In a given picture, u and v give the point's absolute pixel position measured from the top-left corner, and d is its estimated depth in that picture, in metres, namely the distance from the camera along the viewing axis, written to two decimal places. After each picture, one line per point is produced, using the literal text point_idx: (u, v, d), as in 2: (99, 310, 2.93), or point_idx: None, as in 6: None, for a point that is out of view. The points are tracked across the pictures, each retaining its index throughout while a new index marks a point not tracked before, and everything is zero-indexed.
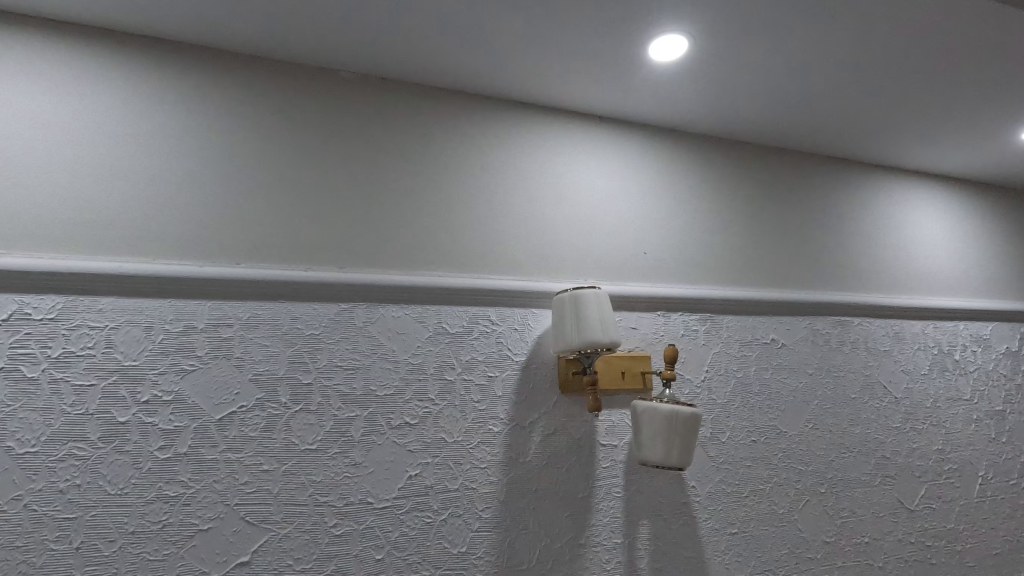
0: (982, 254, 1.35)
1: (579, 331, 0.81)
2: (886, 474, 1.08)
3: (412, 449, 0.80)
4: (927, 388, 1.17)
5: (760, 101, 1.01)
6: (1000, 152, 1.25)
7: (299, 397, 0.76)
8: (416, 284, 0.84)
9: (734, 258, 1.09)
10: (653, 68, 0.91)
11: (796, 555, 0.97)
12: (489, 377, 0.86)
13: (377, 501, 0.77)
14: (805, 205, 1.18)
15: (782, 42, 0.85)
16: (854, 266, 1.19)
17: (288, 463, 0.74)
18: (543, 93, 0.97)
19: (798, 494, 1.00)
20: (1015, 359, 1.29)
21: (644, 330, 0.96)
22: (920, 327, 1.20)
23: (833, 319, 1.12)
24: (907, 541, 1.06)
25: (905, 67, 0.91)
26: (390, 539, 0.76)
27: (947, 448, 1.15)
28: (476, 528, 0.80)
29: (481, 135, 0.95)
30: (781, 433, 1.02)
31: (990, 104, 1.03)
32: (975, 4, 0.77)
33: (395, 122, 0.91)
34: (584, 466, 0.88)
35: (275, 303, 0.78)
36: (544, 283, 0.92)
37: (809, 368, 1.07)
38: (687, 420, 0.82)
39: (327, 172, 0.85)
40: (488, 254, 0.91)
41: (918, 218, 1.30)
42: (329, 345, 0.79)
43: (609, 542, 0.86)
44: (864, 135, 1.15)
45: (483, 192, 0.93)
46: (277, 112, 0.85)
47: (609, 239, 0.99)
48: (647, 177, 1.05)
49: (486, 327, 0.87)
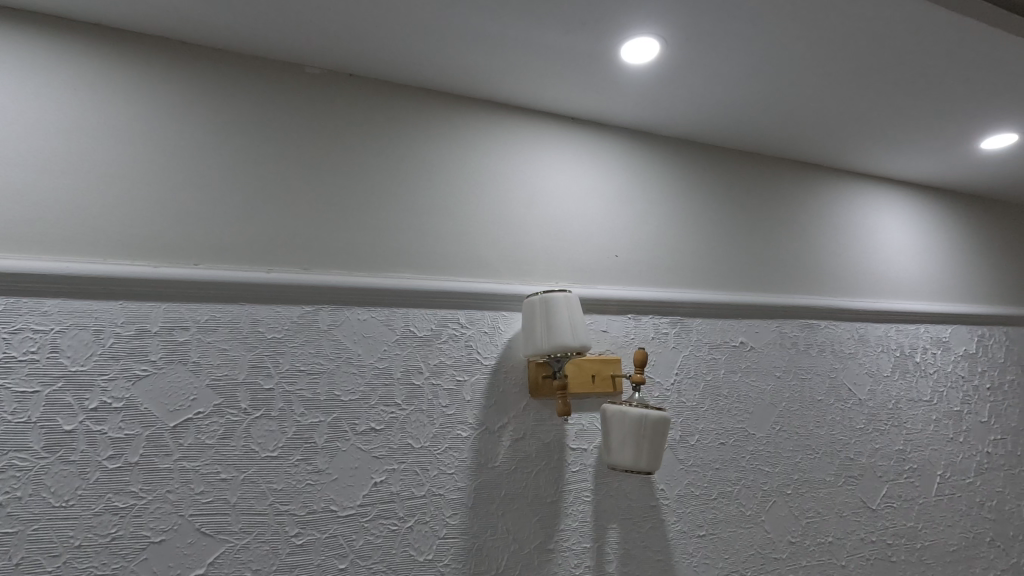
0: (943, 259, 1.39)
1: (550, 336, 0.80)
2: (849, 474, 1.10)
3: (378, 455, 0.78)
4: (889, 389, 1.19)
5: (731, 106, 1.02)
6: (960, 160, 1.28)
7: (260, 403, 0.74)
8: (383, 286, 0.82)
9: (704, 262, 1.10)
10: (626, 70, 0.90)
11: (763, 556, 0.98)
12: (458, 381, 0.85)
13: (341, 508, 0.75)
14: (773, 209, 1.19)
15: (754, 48, 0.85)
16: (820, 270, 1.21)
17: (247, 471, 0.71)
18: (515, 93, 0.96)
19: (765, 496, 1.01)
20: (972, 361, 1.33)
21: (615, 333, 0.96)
22: (884, 330, 1.23)
23: (801, 322, 1.14)
24: (869, 540, 1.08)
25: (872, 75, 0.93)
26: (354, 548, 0.74)
27: (908, 448, 1.18)
28: (444, 535, 0.79)
29: (453, 136, 0.94)
30: (749, 435, 1.03)
31: (952, 113, 1.06)
32: (938, 16, 0.79)
33: (362, 120, 0.88)
34: (554, 470, 0.87)
35: (234, 305, 0.75)
36: (515, 286, 0.91)
37: (777, 370, 1.09)
38: (656, 424, 0.82)
39: (291, 172, 0.83)
40: (458, 257, 0.89)
41: (882, 223, 1.32)
42: (292, 349, 0.77)
43: (578, 547, 0.86)
44: (832, 141, 1.17)
45: (454, 193, 0.92)
46: (239, 108, 0.82)
47: (580, 241, 0.99)
48: (618, 180, 1.05)
49: (455, 330, 0.86)
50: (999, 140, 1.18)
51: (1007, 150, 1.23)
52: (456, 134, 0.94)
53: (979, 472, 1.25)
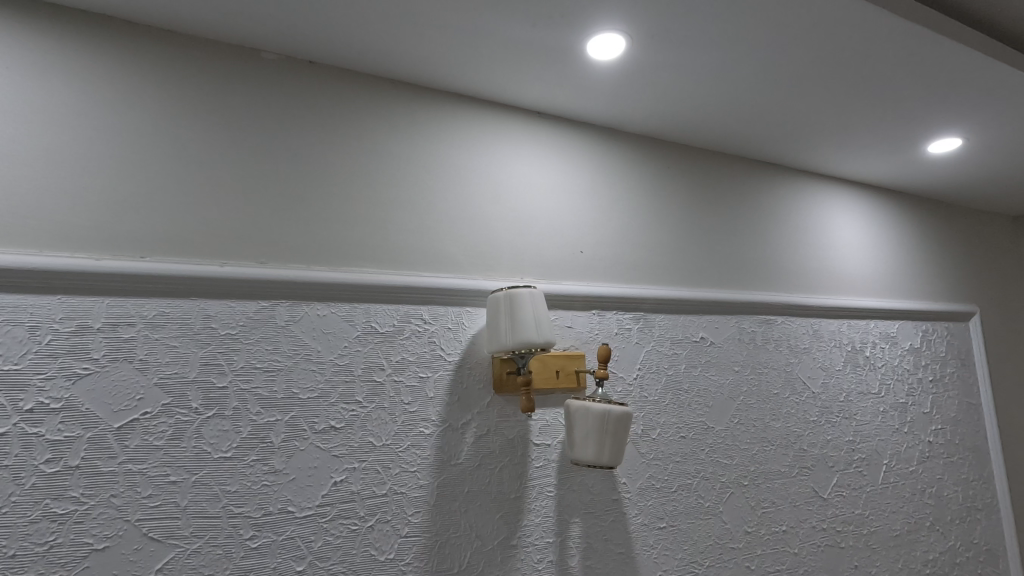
0: (892, 257, 1.44)
1: (515, 332, 0.80)
2: (802, 465, 1.14)
3: (338, 454, 0.76)
4: (840, 382, 1.24)
5: (695, 104, 1.03)
6: (910, 162, 1.33)
7: (212, 402, 0.71)
8: (344, 281, 0.80)
9: (667, 258, 1.11)
10: (592, 66, 0.90)
11: (720, 546, 1.00)
12: (421, 378, 0.83)
13: (299, 509, 0.73)
14: (734, 207, 1.22)
15: (716, 48, 0.86)
16: (778, 268, 1.24)
17: (199, 473, 0.69)
18: (481, 85, 0.95)
19: (723, 487, 1.03)
20: (917, 355, 1.39)
21: (579, 329, 0.97)
22: (836, 326, 1.27)
23: (759, 318, 1.17)
24: (820, 528, 1.12)
25: (829, 78, 0.95)
26: (312, 549, 0.73)
27: (857, 439, 1.23)
28: (405, 533, 0.78)
29: (418, 127, 0.92)
30: (708, 428, 1.05)
31: (904, 116, 1.10)
32: (891, 23, 0.81)
33: (323, 109, 0.86)
34: (517, 466, 0.87)
35: (185, 300, 0.72)
36: (479, 282, 0.90)
37: (736, 365, 1.11)
38: (619, 419, 0.83)
39: (248, 161, 0.79)
40: (421, 251, 0.88)
41: (836, 222, 1.37)
42: (246, 346, 0.74)
43: (541, 542, 0.86)
44: (791, 141, 1.19)
45: (418, 186, 0.90)
46: (193, 94, 0.78)
47: (546, 236, 0.99)
48: (584, 176, 1.05)
49: (418, 326, 0.84)
50: (944, 144, 1.24)
51: (951, 154, 1.29)
52: (420, 126, 0.92)
53: (921, 461, 1.32)
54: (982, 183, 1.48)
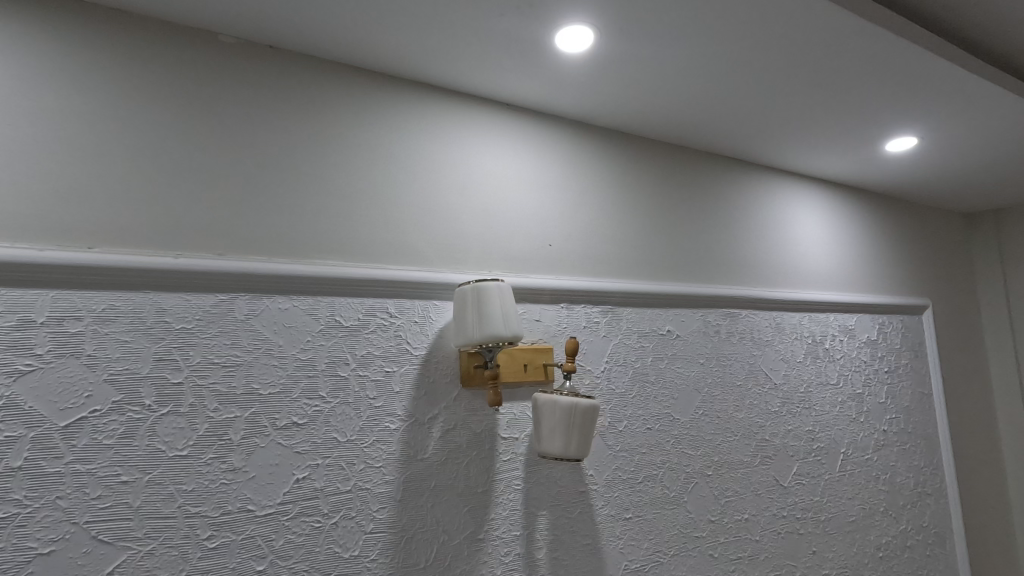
0: (851, 252, 1.49)
1: (482, 325, 0.79)
2: (764, 454, 1.16)
3: (300, 450, 0.75)
4: (801, 373, 1.27)
5: (663, 100, 1.04)
6: (869, 160, 1.37)
7: (166, 398, 0.68)
8: (306, 273, 0.78)
9: (635, 252, 1.12)
10: (562, 59, 0.90)
11: (684, 535, 1.02)
12: (386, 372, 0.82)
13: (259, 508, 0.71)
14: (700, 201, 1.24)
15: (682, 43, 0.87)
16: (742, 262, 1.27)
17: (152, 472, 0.66)
18: (450, 76, 0.93)
19: (687, 478, 1.05)
20: (874, 347, 1.44)
21: (547, 323, 0.97)
22: (797, 319, 1.31)
23: (724, 311, 1.19)
24: (780, 515, 1.15)
25: (793, 75, 0.97)
26: (273, 548, 0.71)
27: (816, 428, 1.26)
28: (370, 530, 0.77)
29: (385, 117, 0.90)
30: (674, 420, 1.06)
31: (865, 114, 1.12)
32: (851, 23, 0.83)
33: (284, 96, 0.83)
34: (484, 460, 0.87)
35: (136, 293, 0.69)
36: (447, 275, 0.89)
37: (701, 357, 1.13)
38: (586, 412, 0.83)
39: (206, 148, 0.77)
40: (386, 243, 0.86)
41: (799, 218, 1.40)
42: (203, 340, 0.71)
43: (508, 535, 0.86)
44: (758, 137, 1.21)
45: (384, 177, 0.88)
46: (147, 77, 0.75)
47: (515, 229, 0.98)
48: (553, 169, 1.05)
49: (384, 319, 0.83)
50: (901, 143, 1.28)
51: (908, 152, 1.33)
52: (388, 115, 0.90)
53: (876, 449, 1.37)
54: (936, 181, 1.53)
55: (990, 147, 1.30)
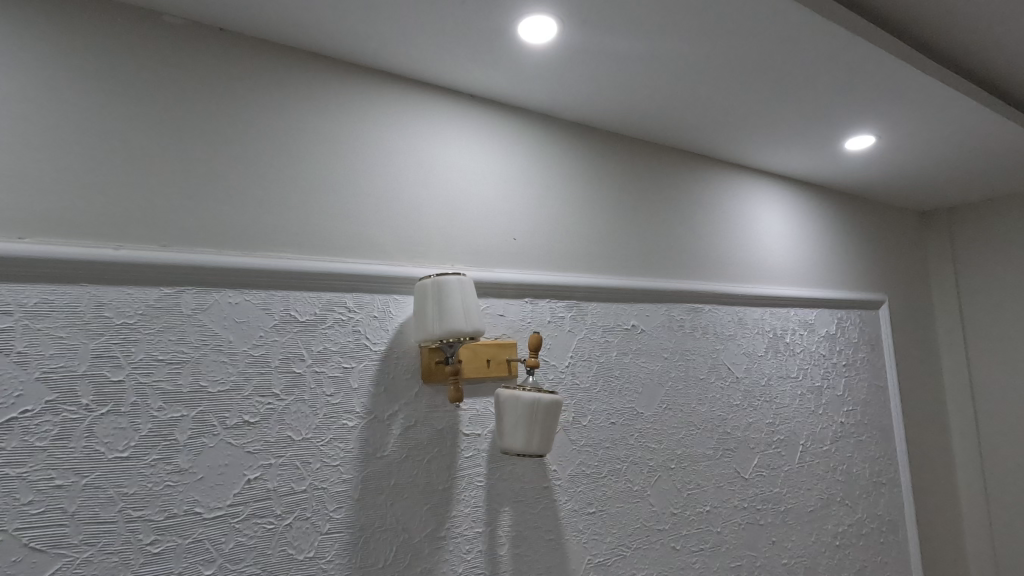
0: (811, 248, 1.52)
1: (443, 320, 0.78)
2: (726, 447, 1.18)
3: (252, 450, 0.72)
4: (762, 367, 1.30)
5: (628, 94, 1.04)
6: (830, 158, 1.40)
7: (106, 397, 0.65)
8: (258, 267, 0.75)
9: (600, 246, 1.12)
10: (526, 51, 0.88)
11: (646, 528, 1.03)
12: (344, 368, 0.80)
13: (207, 510, 0.68)
14: (665, 197, 1.24)
15: (645, 36, 0.86)
16: (706, 257, 1.28)
17: (91, 475, 0.63)
18: (411, 64, 0.90)
19: (651, 471, 1.06)
20: (833, 341, 1.48)
21: (511, 317, 0.96)
22: (759, 314, 1.33)
23: (688, 306, 1.20)
24: (741, 506, 1.17)
25: (755, 72, 0.98)
26: (223, 551, 0.69)
27: (777, 421, 1.29)
28: (326, 530, 0.75)
29: (344, 105, 0.87)
30: (638, 414, 1.07)
31: (825, 112, 1.14)
32: (810, 22, 0.84)
33: (236, 82, 0.79)
34: (446, 457, 0.86)
35: (72, 287, 0.65)
36: (407, 269, 0.87)
37: (665, 352, 1.14)
38: (549, 407, 0.83)
39: (153, 136, 0.73)
40: (345, 236, 0.84)
41: (761, 214, 1.42)
42: (147, 336, 0.68)
43: (470, 532, 0.85)
44: (722, 133, 1.22)
45: (343, 167, 0.85)
46: (88, 57, 0.71)
47: (478, 223, 0.97)
48: (518, 163, 1.04)
49: (342, 314, 0.81)
50: (860, 142, 1.30)
51: (866, 151, 1.36)
52: (347, 103, 0.88)
53: (833, 440, 1.40)
54: (893, 179, 1.58)
55: (943, 147, 1.34)
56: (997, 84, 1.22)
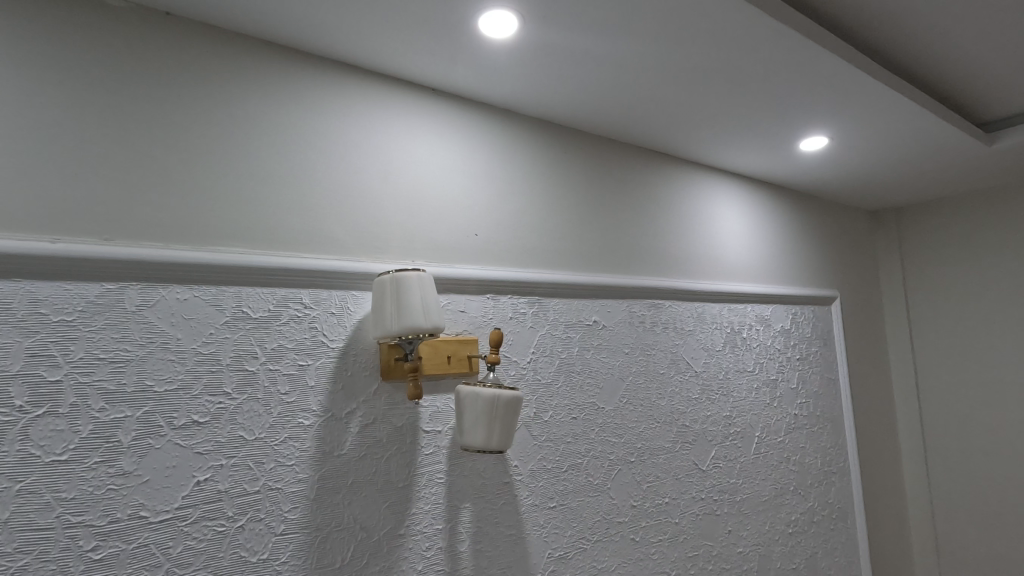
0: (767, 245, 1.56)
1: (401, 317, 0.77)
2: (685, 440, 1.21)
3: (201, 451, 0.70)
4: (720, 362, 1.33)
5: (590, 91, 1.04)
6: (786, 158, 1.44)
7: (42, 398, 0.62)
8: (208, 262, 0.72)
9: (562, 243, 1.12)
10: (487, 45, 0.88)
11: (607, 521, 1.05)
12: (300, 366, 0.78)
13: (153, 514, 0.66)
14: (627, 194, 1.26)
15: (604, 34, 0.87)
16: (666, 254, 1.30)
17: (25, 480, 0.60)
18: (370, 55, 0.88)
19: (611, 465, 1.07)
20: (787, 335, 1.52)
21: (472, 314, 0.95)
22: (717, 310, 1.36)
23: (648, 302, 1.22)
24: (698, 497, 1.20)
25: (712, 72, 0.99)
26: (170, 556, 0.66)
27: (733, 413, 1.32)
28: (280, 531, 0.73)
29: (300, 96, 0.85)
30: (599, 409, 1.08)
31: (781, 112, 1.17)
32: (763, 25, 0.85)
33: (184, 70, 0.76)
34: (405, 455, 0.85)
35: (4, 282, 0.62)
36: (366, 265, 0.86)
37: (626, 347, 1.15)
38: (509, 403, 0.83)
39: (94, 125, 0.70)
40: (300, 231, 0.82)
41: (720, 212, 1.46)
42: (86, 333, 0.65)
43: (430, 529, 0.85)
44: (683, 131, 1.24)
45: (300, 159, 0.83)
46: (25, 40, 0.67)
47: (439, 218, 0.96)
48: (480, 158, 1.03)
49: (297, 311, 0.79)
50: (815, 142, 1.34)
51: (820, 152, 1.40)
52: (303, 94, 0.85)
53: (787, 432, 1.45)
54: (845, 180, 1.63)
55: (891, 149, 1.40)
56: (941, 91, 1.28)
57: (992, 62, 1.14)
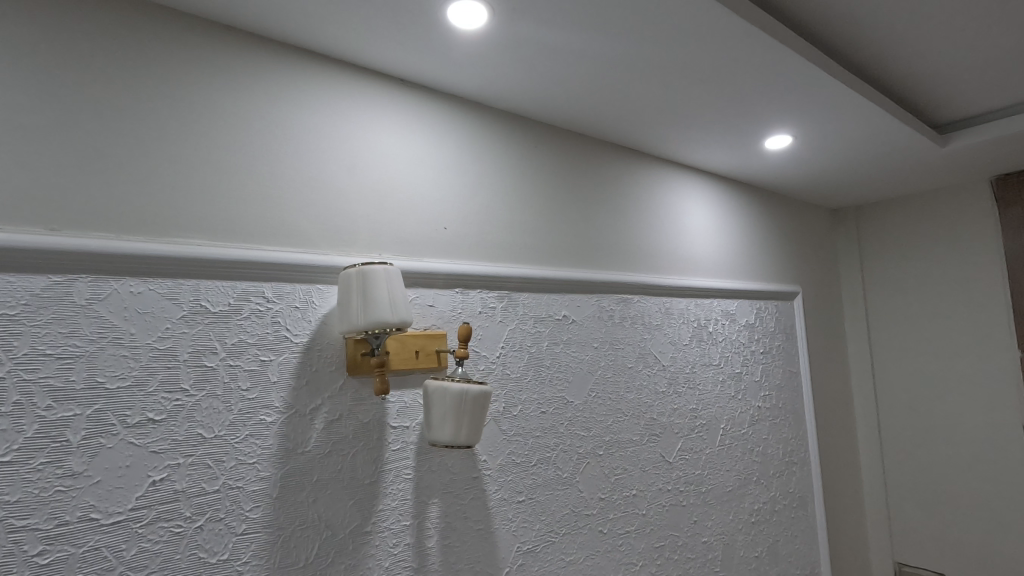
0: (733, 242, 1.59)
1: (368, 311, 0.75)
2: (652, 432, 1.22)
3: (157, 449, 0.67)
4: (687, 355, 1.35)
5: (560, 86, 1.04)
6: (752, 156, 1.47)
7: None
8: (163, 253, 0.70)
9: (532, 238, 1.12)
10: (455, 37, 0.86)
11: (575, 514, 1.05)
12: (262, 361, 0.76)
13: (105, 516, 0.64)
14: (597, 189, 1.26)
15: (574, 28, 0.86)
16: (635, 249, 1.31)
17: None
18: (336, 43, 0.86)
19: (580, 458, 1.08)
20: (752, 329, 1.56)
21: (441, 308, 0.94)
22: (684, 304, 1.38)
23: (617, 297, 1.23)
24: (665, 489, 1.22)
25: (681, 68, 1.00)
26: (123, 559, 0.64)
27: (699, 406, 1.35)
28: (241, 531, 0.71)
29: (262, 83, 0.82)
30: (568, 403, 1.09)
31: (747, 110, 1.19)
32: (730, 24, 0.86)
33: (137, 53, 0.73)
34: (372, 451, 0.83)
35: None
36: (333, 258, 0.84)
37: (595, 341, 1.16)
38: (477, 398, 0.82)
39: (40, 108, 0.66)
40: (262, 222, 0.80)
41: (688, 209, 1.48)
42: (32, 328, 0.62)
43: (397, 526, 0.84)
44: (652, 127, 1.25)
45: (261, 148, 0.81)
46: None
47: (408, 212, 0.94)
48: (449, 152, 1.02)
49: (259, 305, 0.77)
50: (779, 141, 1.37)
51: (784, 150, 1.43)
52: (265, 81, 0.83)
53: (751, 423, 1.48)
54: (807, 178, 1.68)
55: (852, 148, 1.44)
56: (898, 93, 1.32)
57: (947, 66, 1.18)
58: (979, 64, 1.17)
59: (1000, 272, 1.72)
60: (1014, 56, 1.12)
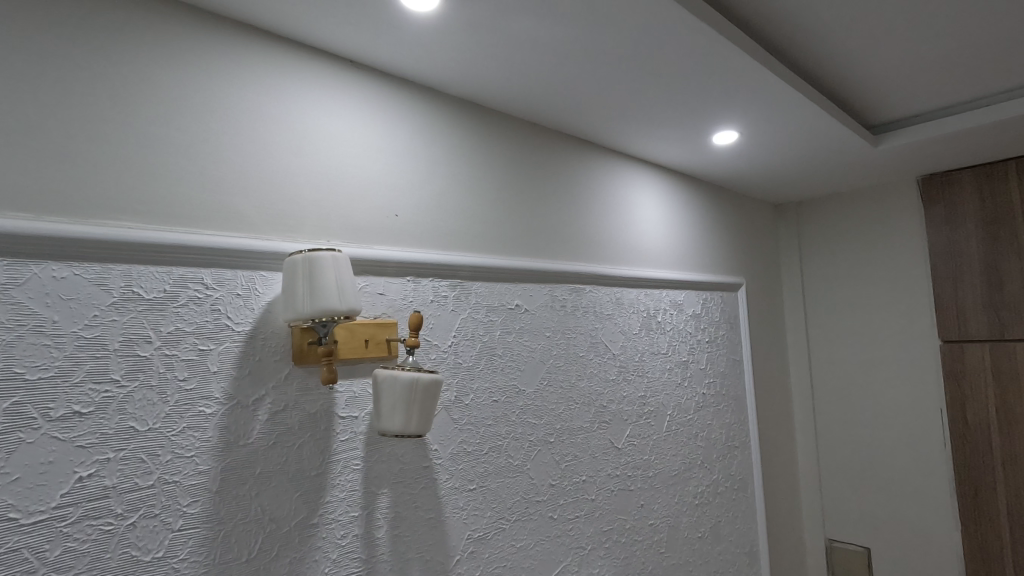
0: (682, 234, 1.64)
1: (315, 299, 0.73)
2: (602, 420, 1.25)
3: (83, 444, 0.63)
4: (636, 344, 1.38)
5: (514, 74, 1.04)
6: (700, 150, 1.51)
7: None
8: (90, 236, 0.65)
9: (485, 228, 1.12)
10: (408, 19, 0.85)
11: (526, 500, 1.06)
12: (201, 351, 0.73)
13: (25, 515, 0.60)
14: (550, 180, 1.27)
15: (527, 15, 0.86)
16: (586, 240, 1.33)
17: None
18: (283, 20, 0.83)
19: (531, 446, 1.09)
20: (698, 319, 1.61)
21: (392, 296, 0.93)
22: (634, 295, 1.41)
23: (570, 287, 1.24)
24: (613, 474, 1.25)
25: (633, 60, 1.01)
26: (46, 560, 0.60)
27: (648, 393, 1.39)
28: (178, 527, 0.68)
29: (200, 58, 0.78)
30: (520, 391, 1.09)
31: (697, 104, 1.21)
32: (680, 18, 0.88)
33: (59, 18, 0.68)
34: (319, 442, 0.82)
35: None
36: (278, 244, 0.81)
37: (547, 330, 1.17)
38: (428, 386, 0.81)
39: None
40: (202, 206, 0.76)
41: (638, 202, 1.51)
42: None
43: (345, 517, 0.83)
44: (605, 118, 1.26)
45: (199, 127, 0.77)
46: None
47: (358, 198, 0.92)
48: (401, 138, 1.00)
49: (197, 292, 0.73)
50: (726, 136, 1.42)
51: (730, 145, 1.48)
52: (204, 55, 0.79)
53: (696, 409, 1.54)
54: (752, 174, 1.74)
55: (793, 145, 1.50)
56: (837, 93, 1.38)
57: (880, 70, 1.25)
58: (908, 69, 1.24)
59: (923, 267, 1.84)
60: (940, 61, 1.19)
